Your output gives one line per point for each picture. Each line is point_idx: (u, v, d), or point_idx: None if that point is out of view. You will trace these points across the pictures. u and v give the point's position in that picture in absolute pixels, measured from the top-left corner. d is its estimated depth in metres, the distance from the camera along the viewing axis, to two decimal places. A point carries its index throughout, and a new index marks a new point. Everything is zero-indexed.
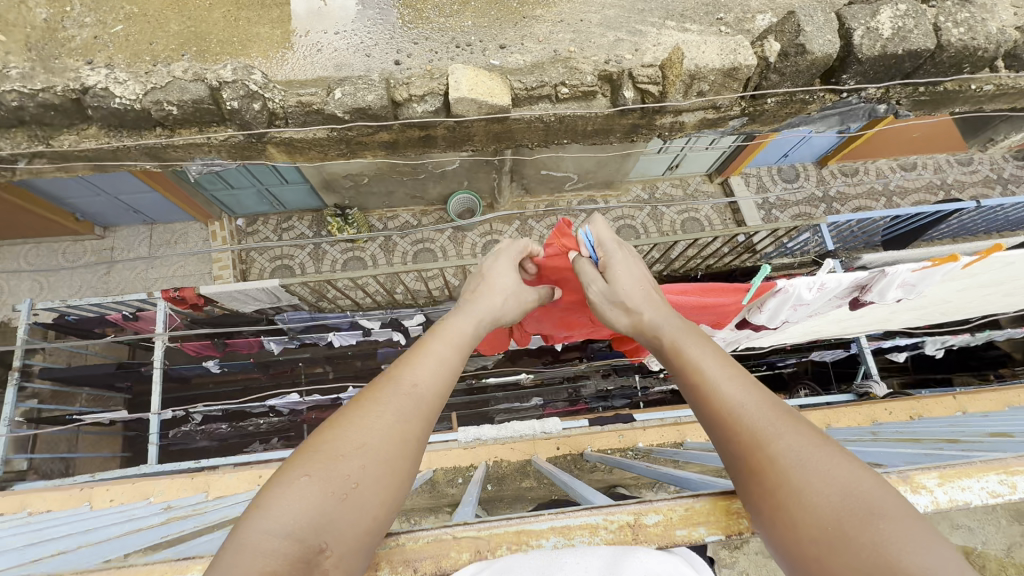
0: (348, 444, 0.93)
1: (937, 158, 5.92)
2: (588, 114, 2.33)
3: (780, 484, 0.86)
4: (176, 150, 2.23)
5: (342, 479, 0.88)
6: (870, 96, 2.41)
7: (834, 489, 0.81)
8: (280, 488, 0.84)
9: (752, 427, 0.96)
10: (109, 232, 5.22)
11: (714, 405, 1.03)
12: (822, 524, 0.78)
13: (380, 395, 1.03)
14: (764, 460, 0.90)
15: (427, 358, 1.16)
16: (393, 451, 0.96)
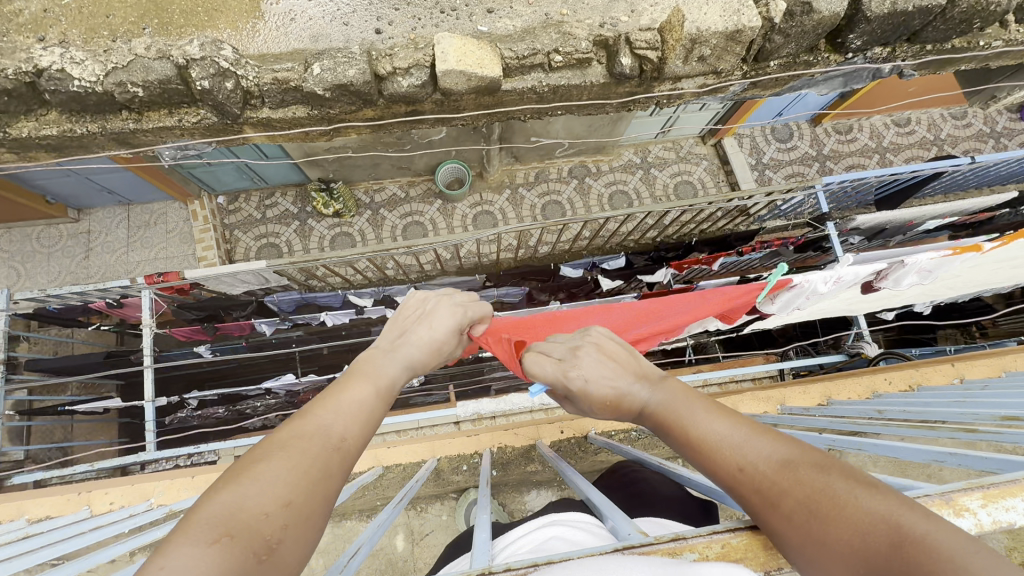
0: (264, 504, 0.81)
1: (932, 113, 5.82)
2: (583, 83, 2.21)
3: (811, 537, 0.81)
4: (147, 134, 2.09)
5: (260, 539, 0.77)
6: (875, 56, 2.31)
7: (859, 535, 0.75)
8: (194, 544, 0.72)
9: (762, 487, 0.88)
10: (83, 215, 5.01)
11: (724, 470, 0.94)
12: (861, 568, 0.73)
13: (304, 443, 0.92)
14: (790, 518, 0.83)
15: (348, 402, 1.04)
16: (310, 509, 0.85)
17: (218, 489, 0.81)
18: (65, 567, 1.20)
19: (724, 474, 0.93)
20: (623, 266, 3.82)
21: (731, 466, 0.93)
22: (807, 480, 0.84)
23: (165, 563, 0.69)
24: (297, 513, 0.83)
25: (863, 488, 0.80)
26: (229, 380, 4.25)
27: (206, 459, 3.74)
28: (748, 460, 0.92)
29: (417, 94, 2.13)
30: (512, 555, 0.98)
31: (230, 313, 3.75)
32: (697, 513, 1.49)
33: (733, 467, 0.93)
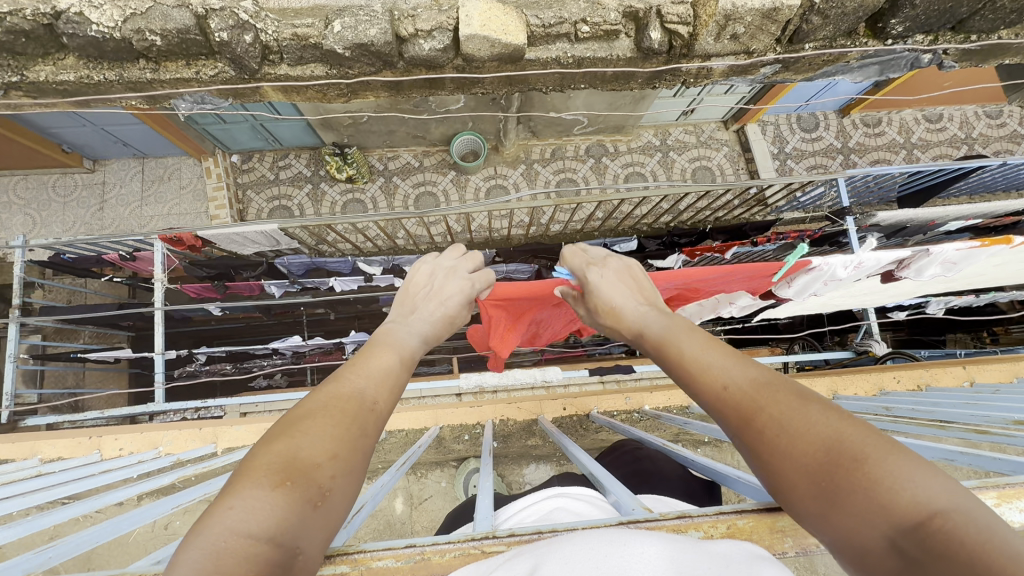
0: (316, 451, 0.80)
1: (966, 110, 5.62)
2: (609, 56, 2.14)
3: (772, 448, 0.82)
4: (164, 86, 2.06)
5: (317, 486, 0.77)
6: (916, 44, 2.22)
7: (822, 444, 0.76)
8: (254, 491, 0.72)
9: (738, 404, 0.89)
10: (98, 166, 5.02)
11: (703, 385, 0.97)
12: (823, 476, 0.74)
13: (343, 401, 0.92)
14: (755, 432, 0.85)
15: (373, 368, 1.05)
16: (360, 459, 0.85)
17: (267, 441, 0.81)
18: (76, 505, 1.23)
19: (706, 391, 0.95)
20: (634, 248, 3.77)
21: (710, 380, 0.96)
22: (778, 397, 0.86)
23: (231, 506, 0.69)
24: (345, 463, 0.82)
25: (832, 409, 0.80)
26: (237, 338, 4.31)
27: (213, 413, 3.82)
28: (726, 375, 0.95)
29: (438, 59, 2.08)
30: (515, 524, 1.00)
31: (241, 273, 3.77)
32: (697, 493, 1.51)
33: (712, 382, 0.96)
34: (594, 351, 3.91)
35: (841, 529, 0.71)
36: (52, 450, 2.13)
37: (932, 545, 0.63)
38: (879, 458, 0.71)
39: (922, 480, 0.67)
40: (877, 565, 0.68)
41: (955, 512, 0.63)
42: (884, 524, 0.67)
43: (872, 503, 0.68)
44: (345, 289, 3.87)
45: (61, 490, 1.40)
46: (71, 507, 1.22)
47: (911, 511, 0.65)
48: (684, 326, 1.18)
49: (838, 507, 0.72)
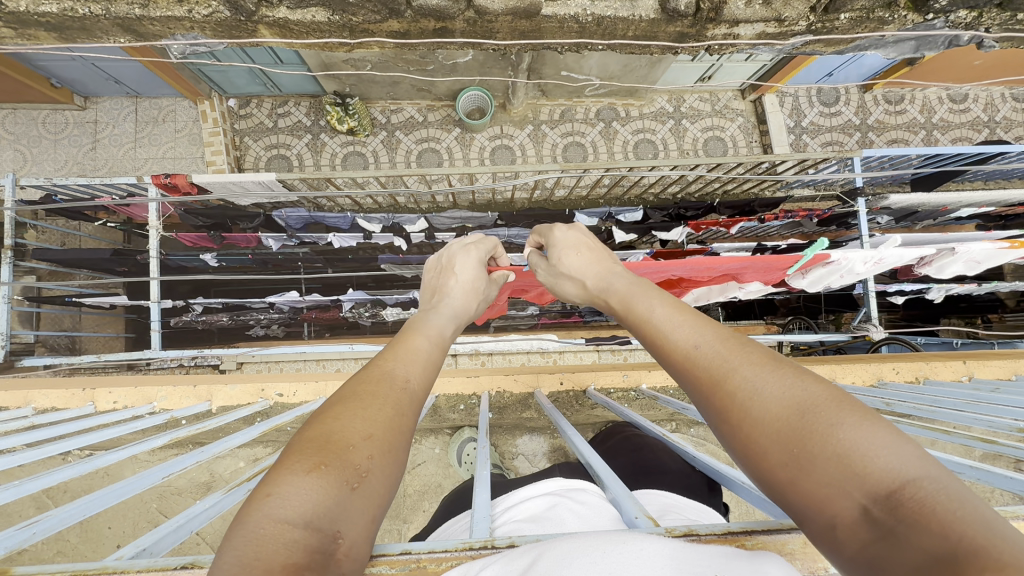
0: (353, 432, 0.76)
1: (993, 91, 5.41)
2: (631, 16, 2.01)
3: (740, 410, 0.78)
4: (155, 24, 1.94)
5: (353, 468, 0.72)
6: (957, 21, 2.08)
7: (785, 407, 0.74)
8: (297, 473, 0.68)
9: (705, 364, 0.87)
10: (90, 103, 4.82)
11: (669, 350, 0.95)
12: (783, 440, 0.72)
13: (377, 383, 0.88)
14: (725, 394, 0.81)
15: (413, 355, 1.01)
16: (399, 439, 0.81)
17: (308, 425, 0.77)
18: (66, 468, 1.20)
19: (670, 356, 0.94)
20: (639, 219, 3.66)
21: (681, 343, 0.93)
22: (756, 362, 0.82)
23: (271, 492, 0.65)
24: (381, 444, 0.77)
25: (805, 374, 0.78)
26: (233, 290, 4.28)
27: (209, 365, 3.83)
28: (699, 339, 0.92)
29: (448, 10, 1.93)
30: (511, 522, 0.97)
31: (238, 223, 3.63)
32: (703, 486, 1.47)
33: (683, 349, 0.92)
34: (592, 320, 3.89)
35: (811, 500, 0.68)
36: (46, 399, 2.13)
37: (903, 514, 0.61)
38: (850, 423, 0.68)
39: (893, 447, 0.65)
40: (846, 538, 0.65)
41: (929, 478, 0.61)
42: (857, 492, 0.64)
43: (846, 469, 0.65)
44: (344, 246, 3.80)
45: (51, 446, 1.38)
46: (61, 470, 1.19)
47: (886, 478, 0.63)
48: (652, 294, 1.17)
49: (807, 474, 0.68)
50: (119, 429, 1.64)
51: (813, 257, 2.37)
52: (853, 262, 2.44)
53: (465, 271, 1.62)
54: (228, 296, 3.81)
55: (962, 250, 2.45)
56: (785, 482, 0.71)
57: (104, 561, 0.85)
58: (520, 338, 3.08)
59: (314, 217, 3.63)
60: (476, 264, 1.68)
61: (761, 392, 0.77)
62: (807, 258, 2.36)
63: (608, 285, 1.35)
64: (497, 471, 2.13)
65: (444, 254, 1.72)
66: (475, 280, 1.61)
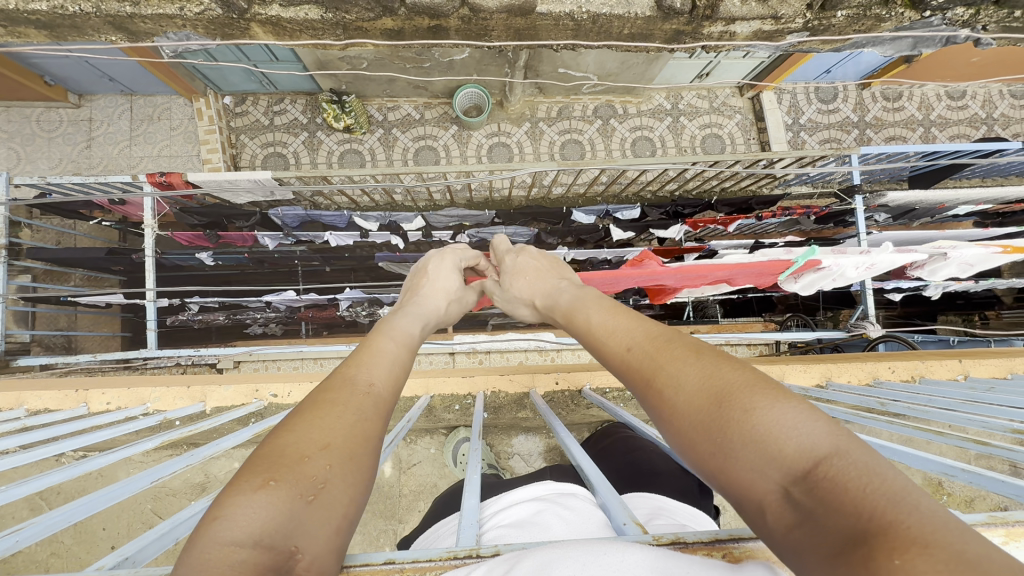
0: (310, 443, 0.76)
1: (991, 88, 5.40)
2: (626, 14, 1.99)
3: (668, 403, 0.81)
4: (146, 21, 1.91)
5: (308, 479, 0.71)
6: (955, 18, 2.07)
7: (704, 395, 0.77)
8: (247, 489, 0.67)
9: (640, 365, 0.91)
10: (85, 101, 4.80)
11: (614, 354, 1.00)
12: (705, 429, 0.74)
13: (337, 389, 0.88)
14: (655, 391, 0.85)
15: (377, 359, 1.01)
16: (359, 445, 0.80)
17: (266, 440, 0.77)
18: (54, 473, 1.19)
19: (613, 359, 0.98)
20: (636, 217, 3.66)
21: (618, 349, 0.98)
22: (680, 356, 0.86)
23: (219, 513, 0.64)
24: (340, 453, 0.76)
25: (728, 362, 0.81)
26: (230, 289, 4.27)
27: (206, 364, 3.82)
28: (633, 341, 0.97)
29: (442, 8, 1.92)
30: (496, 528, 0.97)
31: (233, 222, 3.62)
32: (699, 490, 1.49)
33: (623, 352, 0.97)
34: None
35: (740, 485, 0.69)
36: (39, 401, 2.12)
37: (819, 493, 0.62)
38: (764, 406, 0.71)
39: (804, 427, 0.67)
40: (773, 521, 0.66)
41: (838, 455, 0.63)
42: (775, 474, 0.66)
43: (761, 452, 0.67)
44: (340, 245, 3.78)
45: (41, 449, 1.37)
46: (48, 475, 1.18)
47: (803, 460, 0.65)
48: (598, 302, 1.22)
49: (732, 460, 0.71)
50: (112, 431, 1.63)
51: (806, 263, 2.38)
52: (845, 266, 2.42)
53: (442, 277, 1.63)
54: (224, 295, 3.80)
55: (955, 254, 2.47)
56: (713, 470, 0.73)
57: (84, 572, 0.85)
58: (516, 338, 3.08)
59: (311, 216, 3.61)
60: (452, 269, 1.69)
61: (683, 384, 0.81)
62: (799, 263, 2.37)
63: (556, 298, 1.40)
64: (493, 472, 2.12)
65: (420, 260, 1.73)
66: (448, 284, 1.61)
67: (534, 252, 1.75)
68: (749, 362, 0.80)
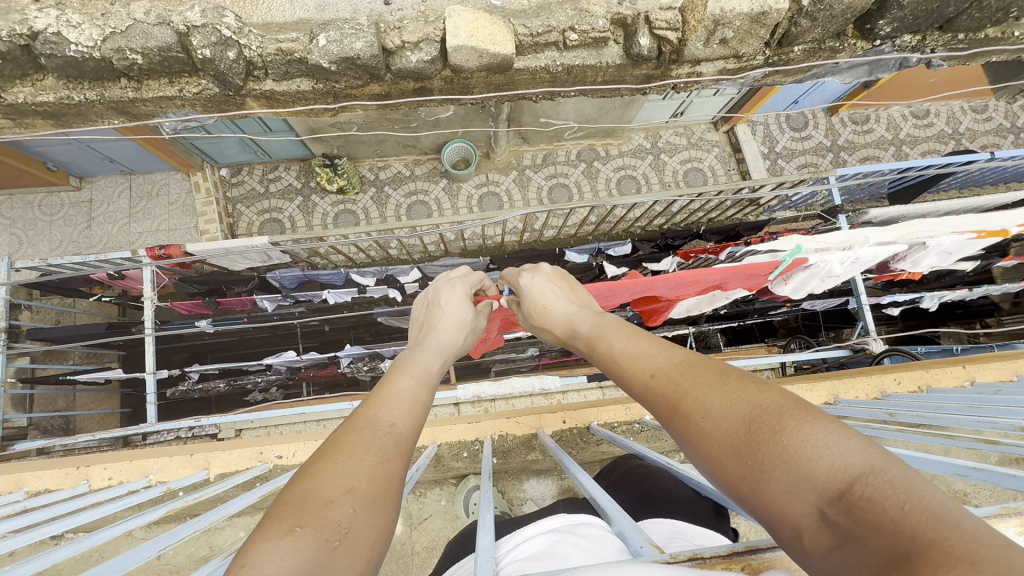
0: (335, 486, 0.75)
1: (953, 105, 5.67)
2: (598, 63, 2.12)
3: (695, 429, 0.83)
4: (147, 104, 2.02)
5: (333, 525, 0.70)
6: (904, 44, 2.22)
7: (731, 420, 0.78)
8: (275, 531, 0.65)
9: (667, 393, 0.93)
10: (86, 183, 4.96)
11: (638, 382, 1.02)
12: (734, 453, 0.75)
13: (358, 433, 0.89)
14: (683, 417, 0.87)
15: (396, 398, 1.03)
16: (383, 489, 0.80)
17: (291, 485, 0.76)
18: (57, 550, 1.15)
19: (639, 388, 1.00)
20: (628, 252, 3.73)
21: (642, 377, 1.01)
22: (705, 380, 0.88)
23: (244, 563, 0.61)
24: (364, 497, 0.76)
25: (752, 383, 0.82)
26: (229, 355, 4.26)
27: (207, 434, 3.75)
28: (657, 370, 0.99)
29: (426, 70, 2.05)
30: (514, 562, 0.94)
31: (233, 288, 3.68)
32: (714, 510, 1.48)
33: (648, 379, 0.99)
34: None
35: (774, 509, 0.70)
36: (39, 482, 2.07)
37: (856, 513, 0.62)
38: (792, 426, 0.71)
39: (835, 445, 0.68)
40: (814, 545, 0.66)
41: (872, 473, 0.63)
42: (812, 496, 0.66)
43: (795, 473, 0.68)
44: (339, 302, 3.82)
45: (43, 530, 1.33)
46: (51, 554, 1.15)
47: (836, 479, 0.65)
48: (620, 329, 1.25)
49: (764, 485, 0.71)
50: (112, 506, 1.58)
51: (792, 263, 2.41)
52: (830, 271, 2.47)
53: (455, 307, 1.65)
54: (225, 362, 3.78)
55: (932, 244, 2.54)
56: (746, 494, 0.73)
57: None
58: (519, 383, 3.08)
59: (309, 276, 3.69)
60: (463, 298, 1.71)
61: (710, 410, 0.82)
62: (786, 264, 2.42)
63: (579, 326, 1.44)
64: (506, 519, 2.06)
65: (429, 292, 1.75)
66: (461, 314, 1.63)
67: (546, 272, 1.80)
68: (776, 383, 0.80)
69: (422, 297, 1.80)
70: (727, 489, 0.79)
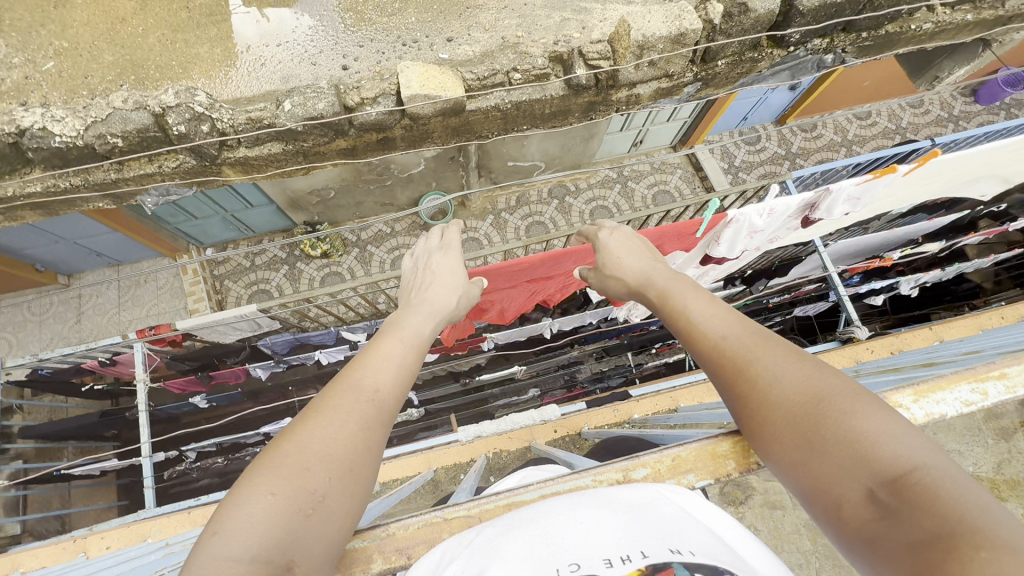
0: (310, 452, 0.83)
1: (891, 104, 6.07)
2: (543, 97, 2.31)
3: (760, 394, 0.92)
4: (129, 184, 2.17)
5: (306, 494, 0.79)
6: (816, 47, 2.44)
7: (797, 394, 0.87)
8: (255, 492, 0.76)
9: (731, 354, 1.01)
10: (75, 279, 5.08)
11: (702, 344, 1.10)
12: (794, 421, 0.85)
13: (339, 394, 0.95)
14: (748, 383, 0.95)
15: (382, 360, 1.07)
16: (357, 456, 0.87)
17: (272, 445, 0.84)
18: None
19: (705, 346, 1.08)
20: None
21: (710, 335, 1.09)
22: (782, 357, 0.96)
23: (216, 531, 0.72)
24: (338, 466, 0.84)
25: (827, 370, 0.89)
26: (228, 430, 4.23)
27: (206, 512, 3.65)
28: (726, 332, 1.07)
29: (386, 121, 2.22)
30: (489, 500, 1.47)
31: (224, 360, 3.95)
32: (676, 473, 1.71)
33: (713, 339, 1.07)
34: (593, 387, 3.88)
35: (821, 476, 0.80)
36: (34, 561, 2.04)
37: (900, 494, 0.71)
38: (859, 413, 0.80)
39: (898, 438, 0.76)
40: (845, 517, 0.76)
41: (925, 468, 0.72)
42: (865, 477, 0.75)
43: (853, 454, 0.77)
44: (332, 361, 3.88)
45: None
46: None
47: (892, 468, 0.73)
48: (693, 289, 1.31)
49: (818, 454, 0.81)
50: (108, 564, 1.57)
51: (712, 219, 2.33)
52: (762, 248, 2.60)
53: (451, 272, 1.72)
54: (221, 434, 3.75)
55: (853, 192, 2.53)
56: (798, 459, 0.84)
57: None
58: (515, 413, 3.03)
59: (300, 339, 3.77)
60: (457, 264, 1.79)
61: (779, 381, 0.91)
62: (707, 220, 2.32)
63: (650, 281, 1.51)
64: None
65: (423, 258, 1.82)
66: (455, 278, 1.68)
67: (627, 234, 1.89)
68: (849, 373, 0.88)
69: (415, 256, 1.89)
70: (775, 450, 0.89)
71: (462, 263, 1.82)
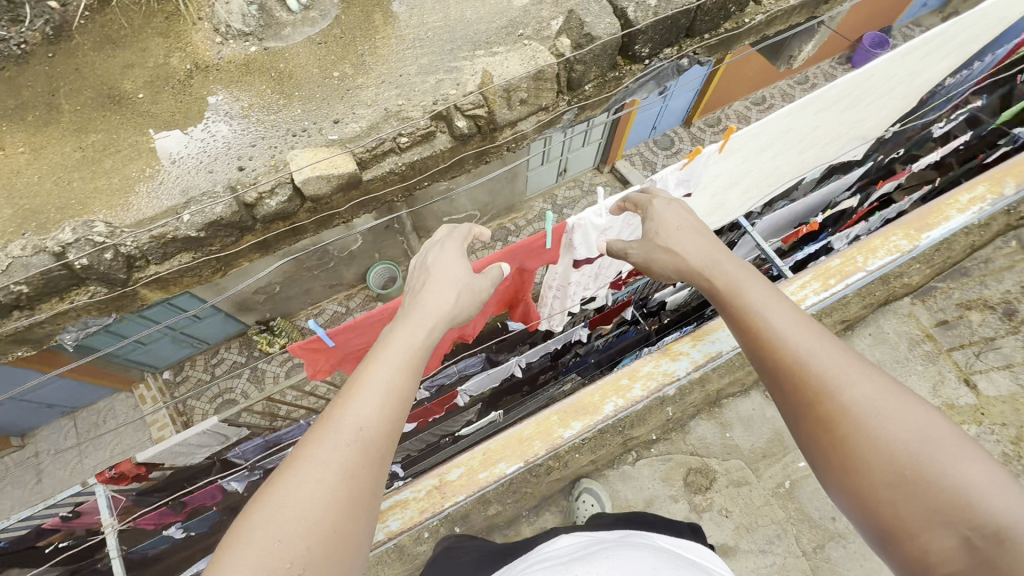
0: (286, 523, 0.95)
1: (782, 86, 6.56)
2: (433, 153, 2.48)
3: (853, 430, 1.01)
4: (45, 327, 2.17)
5: (281, 561, 0.91)
6: (668, 54, 2.70)
7: (901, 437, 0.97)
8: (243, 551, 0.91)
9: (818, 376, 1.07)
10: (28, 438, 4.87)
11: (780, 361, 1.12)
12: (897, 468, 0.96)
13: (317, 442, 1.05)
14: (837, 416, 1.03)
15: (367, 390, 1.14)
16: (339, 516, 0.99)
17: (250, 508, 0.97)
18: None
19: (787, 359, 1.11)
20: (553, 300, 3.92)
21: (796, 350, 1.12)
22: (864, 386, 1.05)
23: None
24: (320, 537, 0.96)
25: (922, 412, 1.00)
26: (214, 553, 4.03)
27: None
28: (811, 351, 1.11)
29: (288, 208, 2.32)
30: None
31: (195, 480, 3.75)
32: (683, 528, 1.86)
33: (797, 356, 1.11)
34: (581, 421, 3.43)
35: (907, 518, 0.93)
36: None
37: (1001, 546, 0.84)
38: (946, 464, 0.93)
39: (989, 489, 0.89)
40: (910, 556, 0.93)
41: (1010, 520, 0.86)
42: (962, 526, 0.88)
43: (955, 503, 0.90)
44: None
45: None
46: None
47: (993, 522, 0.86)
48: (756, 282, 1.30)
49: (913, 496, 0.93)
50: None
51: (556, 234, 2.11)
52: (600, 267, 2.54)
53: (449, 266, 1.65)
54: None
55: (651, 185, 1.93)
56: (887, 490, 0.96)
57: None
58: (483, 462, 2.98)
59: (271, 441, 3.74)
60: (457, 257, 1.71)
61: (879, 423, 1.00)
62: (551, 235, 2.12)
63: (706, 261, 1.44)
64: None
65: (423, 256, 1.75)
66: (456, 274, 1.63)
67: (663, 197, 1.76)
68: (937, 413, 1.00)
69: (421, 253, 1.82)
70: (846, 486, 1.01)
71: (466, 260, 1.72)
